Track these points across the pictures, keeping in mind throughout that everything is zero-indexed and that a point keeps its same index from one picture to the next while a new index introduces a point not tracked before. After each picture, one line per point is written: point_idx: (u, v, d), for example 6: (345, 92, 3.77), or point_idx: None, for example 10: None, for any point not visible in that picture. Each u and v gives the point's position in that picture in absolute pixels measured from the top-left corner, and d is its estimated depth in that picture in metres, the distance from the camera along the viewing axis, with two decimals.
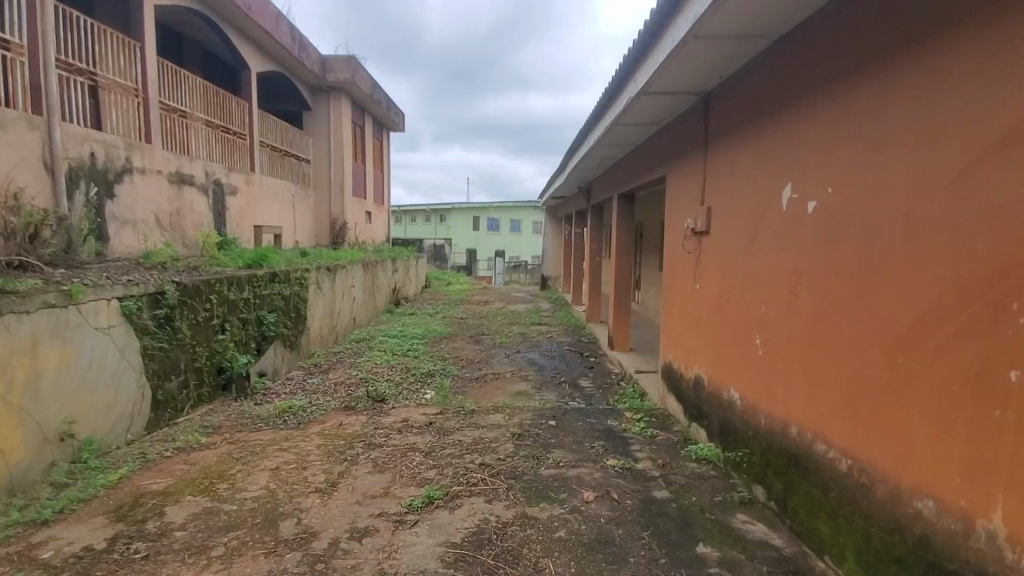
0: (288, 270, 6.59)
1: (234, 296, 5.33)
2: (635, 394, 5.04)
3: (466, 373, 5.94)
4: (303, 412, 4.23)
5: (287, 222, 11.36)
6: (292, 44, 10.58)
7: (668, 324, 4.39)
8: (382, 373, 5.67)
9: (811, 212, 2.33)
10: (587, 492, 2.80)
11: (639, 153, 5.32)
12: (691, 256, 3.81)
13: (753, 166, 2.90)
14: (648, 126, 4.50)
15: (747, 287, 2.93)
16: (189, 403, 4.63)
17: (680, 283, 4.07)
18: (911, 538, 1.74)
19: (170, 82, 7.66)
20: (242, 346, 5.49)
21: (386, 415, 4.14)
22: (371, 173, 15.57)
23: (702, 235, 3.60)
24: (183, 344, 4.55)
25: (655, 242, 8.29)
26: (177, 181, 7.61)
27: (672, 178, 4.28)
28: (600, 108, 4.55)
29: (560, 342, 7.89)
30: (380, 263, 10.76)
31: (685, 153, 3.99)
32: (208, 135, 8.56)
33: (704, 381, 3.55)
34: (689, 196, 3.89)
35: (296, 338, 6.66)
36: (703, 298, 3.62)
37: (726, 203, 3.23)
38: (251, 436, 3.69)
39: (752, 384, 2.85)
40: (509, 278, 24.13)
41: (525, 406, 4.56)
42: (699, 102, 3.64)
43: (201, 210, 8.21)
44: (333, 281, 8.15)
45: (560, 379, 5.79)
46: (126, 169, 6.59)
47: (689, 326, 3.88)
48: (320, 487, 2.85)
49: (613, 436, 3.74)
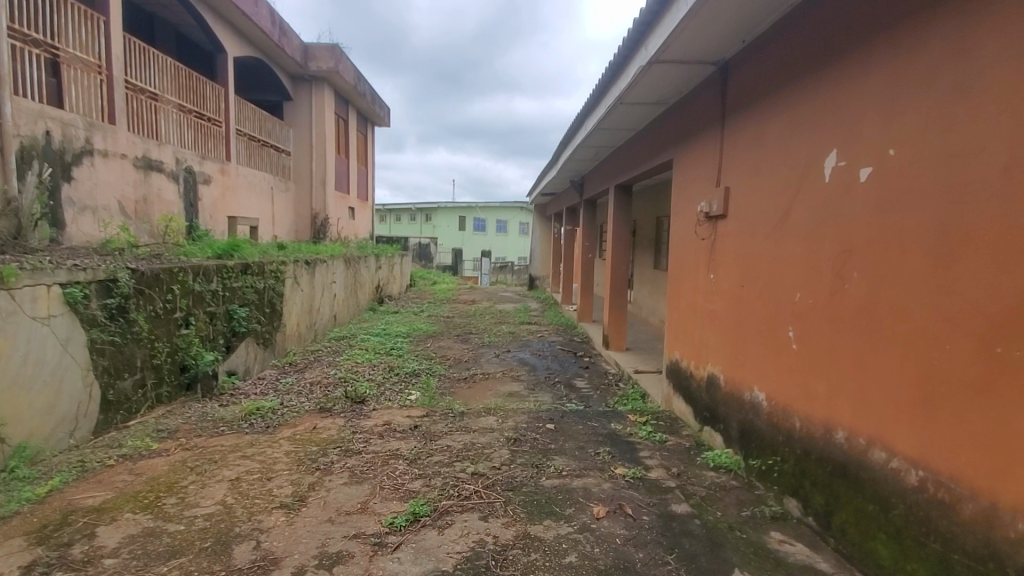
0: (262, 262, 6.13)
1: (200, 288, 4.87)
2: (636, 394, 4.69)
3: (454, 373, 5.54)
4: (273, 414, 3.80)
5: (265, 215, 10.84)
6: (272, 28, 10.10)
7: (674, 319, 4.06)
8: (362, 373, 5.24)
9: (862, 182, 2.01)
10: (597, 507, 2.43)
11: (641, 141, 4.99)
12: (704, 244, 3.47)
13: (784, 137, 2.58)
14: (654, 105, 4.16)
15: (773, 274, 2.61)
16: (146, 404, 4.18)
17: (690, 274, 3.73)
18: (1014, 568, 1.42)
19: (137, 60, 7.15)
20: (209, 342, 5.03)
21: (365, 418, 3.73)
22: (355, 168, 15.08)
23: (717, 220, 3.28)
24: (140, 339, 4.09)
25: (651, 238, 7.99)
26: (143, 167, 7.10)
27: (680, 161, 3.95)
28: (601, 87, 4.19)
29: (551, 342, 7.54)
30: (362, 259, 10.30)
31: (696, 132, 3.66)
32: (180, 119, 8.05)
33: (720, 380, 3.21)
34: (701, 178, 3.56)
35: (270, 335, 6.20)
36: (717, 289, 3.29)
37: (748, 183, 2.92)
38: (210, 441, 3.25)
39: (782, 382, 2.53)
40: (496, 279, 23.75)
41: (518, 408, 4.19)
42: (716, 73, 3.32)
43: (170, 199, 7.69)
44: (313, 275, 7.69)
45: (554, 380, 5.42)
46: (86, 150, 6.07)
47: (699, 321, 3.57)
48: (286, 502, 2.43)
49: (618, 441, 3.38)
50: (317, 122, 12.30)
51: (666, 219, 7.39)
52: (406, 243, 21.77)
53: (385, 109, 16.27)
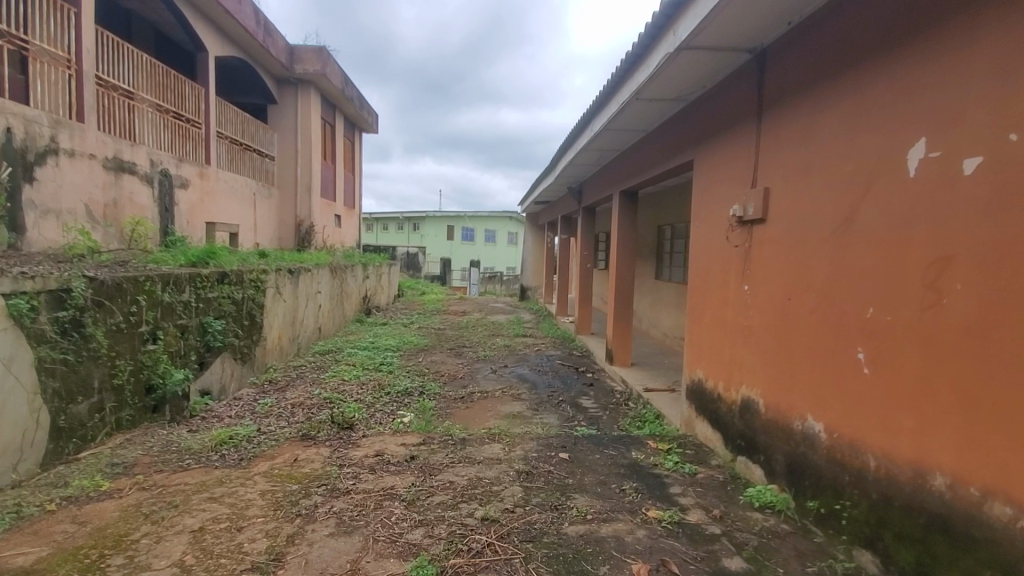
0: (241, 271, 5.66)
1: (169, 299, 4.41)
2: (650, 416, 4.30)
3: (450, 391, 5.11)
4: (248, 443, 3.34)
5: (246, 222, 10.33)
6: (256, 27, 9.67)
7: (696, 333, 3.72)
8: (349, 392, 4.78)
9: (965, 176, 1.70)
10: (636, 563, 2.04)
11: (652, 142, 4.66)
12: (735, 251, 3.13)
13: (847, 130, 2.25)
14: (673, 101, 3.82)
15: (832, 286, 2.29)
16: (104, 431, 3.70)
17: (717, 284, 3.37)
18: None
19: (110, 55, 6.67)
20: (179, 359, 4.55)
21: (353, 447, 3.28)
22: (342, 174, 14.62)
23: (752, 226, 2.94)
24: (98, 356, 3.62)
25: (652, 248, 7.67)
26: (114, 168, 6.60)
27: (703, 162, 3.62)
28: (615, 81, 3.86)
29: (550, 356, 7.13)
30: (349, 268, 9.84)
31: (723, 130, 3.32)
32: (156, 119, 7.56)
33: (757, 405, 2.85)
34: (730, 179, 3.22)
35: (247, 350, 5.72)
36: (751, 302, 2.95)
37: (794, 184, 2.60)
38: (172, 479, 2.78)
39: (849, 410, 2.19)
40: (485, 289, 23.26)
41: (525, 433, 3.77)
42: (751, 62, 2.99)
43: (143, 203, 7.19)
44: (296, 285, 7.21)
45: (558, 399, 5.02)
46: (50, 149, 5.57)
47: (726, 337, 3.24)
48: (259, 562, 1.99)
49: (643, 473, 2.99)
50: (302, 126, 11.87)
51: (669, 227, 7.08)
52: (393, 251, 21.26)
53: (373, 114, 15.88)
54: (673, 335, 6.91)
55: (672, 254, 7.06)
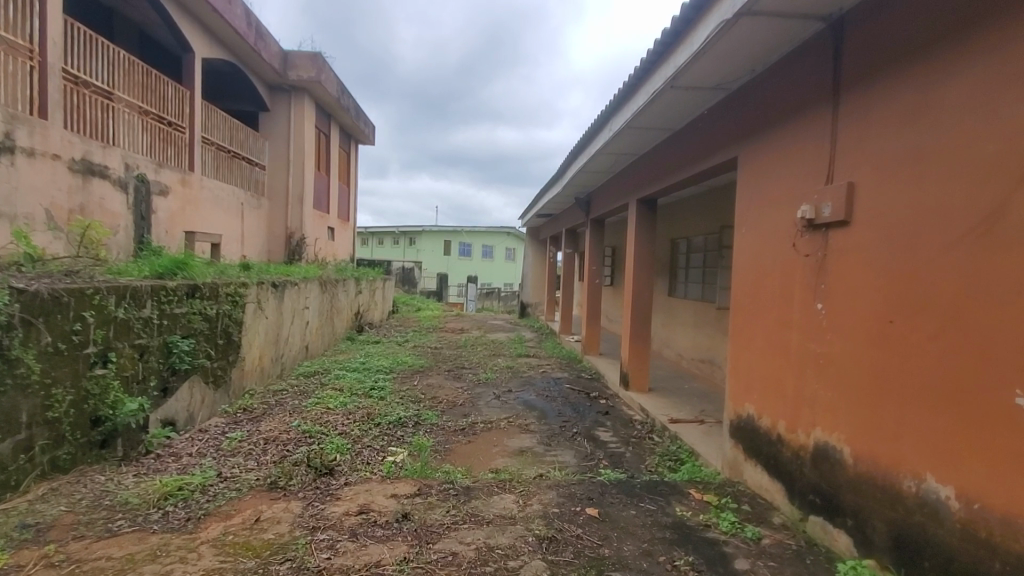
0: (216, 284, 5.06)
1: (124, 315, 3.84)
2: (684, 455, 3.70)
3: (448, 422, 4.49)
4: (201, 495, 2.75)
5: (232, 233, 9.73)
6: (247, 29, 9.18)
7: (743, 361, 3.13)
8: (332, 424, 4.14)
9: None
10: None
11: (679, 144, 4.17)
12: (800, 262, 2.58)
13: (981, 103, 1.73)
14: (713, 90, 3.31)
15: (967, 306, 1.74)
16: (32, 475, 3.11)
17: (775, 302, 2.80)
18: None
19: (81, 49, 6.12)
20: (136, 386, 3.96)
21: (332, 501, 2.66)
22: (336, 185, 14.09)
23: (828, 230, 2.40)
24: (26, 385, 3.04)
25: (667, 262, 7.11)
26: (81, 171, 6.04)
27: (750, 160, 3.10)
28: (646, 66, 3.36)
29: (558, 379, 6.51)
30: (340, 282, 9.23)
31: (781, 118, 2.79)
32: (133, 121, 7.01)
33: (840, 454, 2.26)
34: (793, 176, 2.68)
35: (220, 372, 5.11)
36: (827, 326, 2.39)
37: (896, 177, 2.06)
38: (92, 552, 2.19)
39: (996, 472, 1.62)
40: (483, 305, 22.60)
41: (541, 478, 3.15)
42: (822, 32, 2.47)
43: (116, 210, 6.61)
44: (280, 300, 6.60)
45: (572, 431, 4.40)
46: (4, 147, 5.01)
47: (788, 367, 2.66)
48: None
49: (695, 538, 2.38)
50: (295, 134, 11.36)
51: (685, 240, 6.56)
52: (388, 266, 20.63)
53: (370, 125, 15.42)
54: (691, 357, 6.34)
55: (688, 269, 6.54)
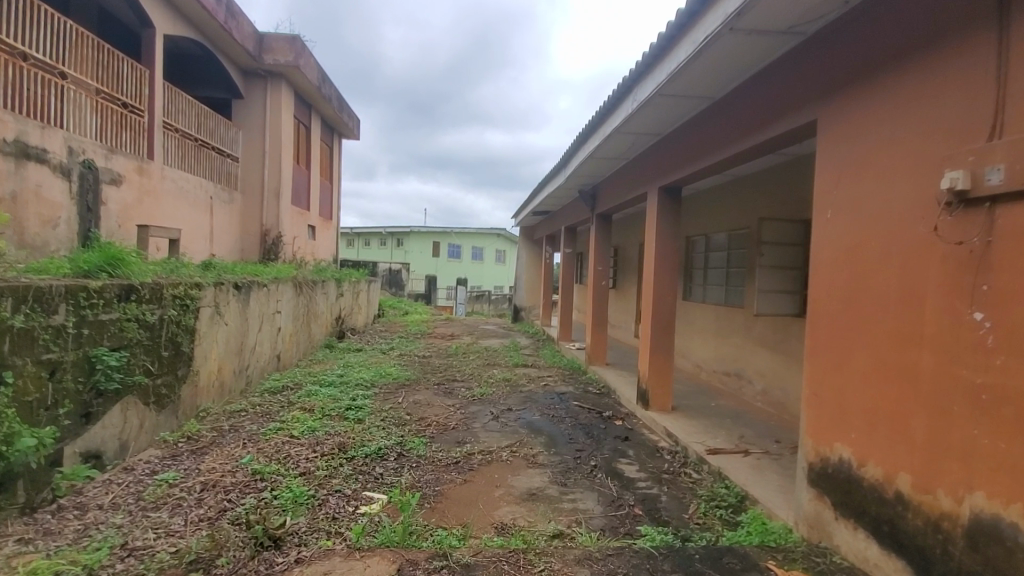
0: (159, 285, 4.19)
1: (25, 323, 2.98)
2: (736, 502, 2.94)
3: (439, 453, 3.68)
4: None
5: (198, 229, 8.84)
6: (217, 4, 8.29)
7: (832, 388, 2.37)
8: (293, 459, 3.32)
9: None
10: None
11: (723, 114, 3.45)
12: (940, 253, 1.84)
13: None
14: (785, 33, 2.57)
15: None
16: None
17: (891, 310, 2.04)
18: None
19: (18, 15, 5.21)
20: (44, 413, 3.09)
21: None
22: (318, 182, 13.24)
23: (1000, 208, 1.65)
24: None
25: (682, 263, 6.40)
26: (14, 153, 5.16)
27: (841, 121, 2.36)
28: (696, 5, 2.61)
29: (562, 395, 5.73)
30: (319, 284, 8.38)
31: (896, 59, 2.05)
32: (82, 101, 6.09)
33: None
34: (925, 136, 1.93)
35: (163, 391, 4.24)
36: (995, 344, 1.64)
37: None
38: None
39: None
40: (472, 308, 21.74)
41: (565, 544, 2.36)
42: None
43: (58, 200, 5.71)
44: (246, 304, 5.75)
45: (589, 464, 3.62)
46: None
47: (916, 400, 1.91)
48: None
49: None
50: (270, 121, 10.47)
51: (704, 239, 5.94)
52: (373, 268, 19.69)
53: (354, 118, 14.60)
54: (712, 368, 5.62)
55: (708, 270, 5.83)
